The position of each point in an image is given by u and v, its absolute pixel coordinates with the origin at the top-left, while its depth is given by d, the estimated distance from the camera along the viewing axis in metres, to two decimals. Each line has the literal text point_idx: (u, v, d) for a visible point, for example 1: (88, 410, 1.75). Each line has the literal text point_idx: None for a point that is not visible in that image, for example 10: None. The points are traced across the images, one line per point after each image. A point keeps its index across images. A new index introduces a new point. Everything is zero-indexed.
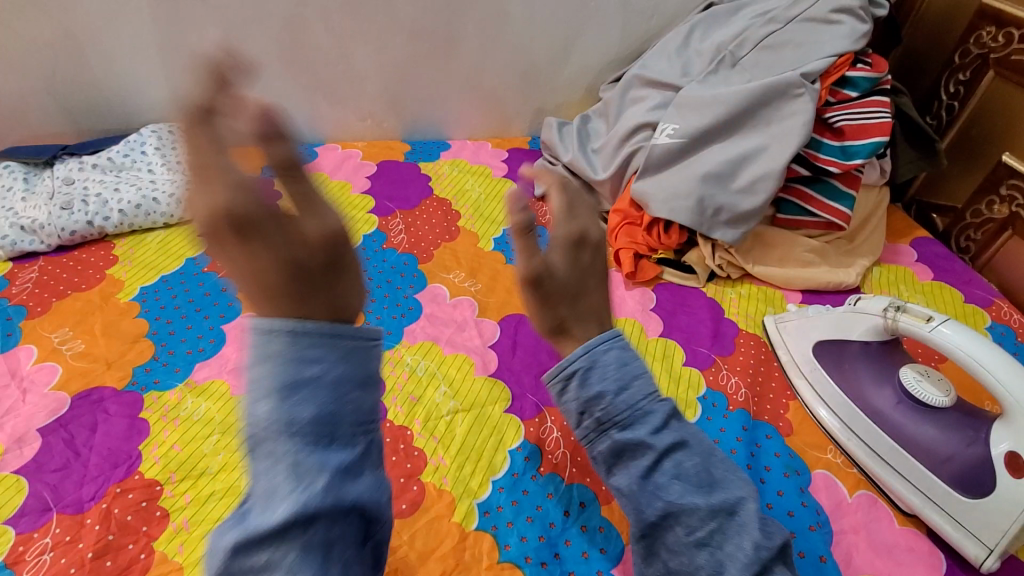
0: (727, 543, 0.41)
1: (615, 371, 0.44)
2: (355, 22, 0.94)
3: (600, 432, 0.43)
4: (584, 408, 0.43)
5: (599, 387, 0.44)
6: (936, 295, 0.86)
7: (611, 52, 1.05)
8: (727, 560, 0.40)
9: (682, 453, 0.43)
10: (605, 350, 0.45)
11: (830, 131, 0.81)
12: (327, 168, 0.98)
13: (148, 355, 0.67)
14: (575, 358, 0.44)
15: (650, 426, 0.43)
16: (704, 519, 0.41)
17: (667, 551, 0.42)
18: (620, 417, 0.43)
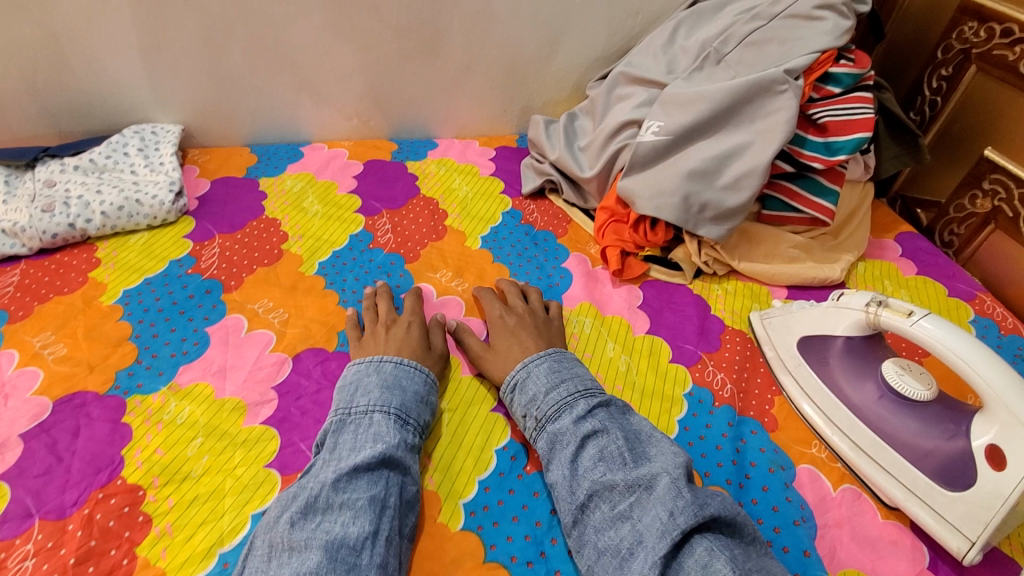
0: (643, 512, 0.50)
1: (546, 378, 0.62)
2: (339, 21, 0.92)
3: (539, 429, 0.59)
4: (525, 411, 0.61)
5: (534, 391, 0.61)
6: (919, 290, 0.87)
7: (597, 49, 1.05)
8: (643, 528, 0.49)
9: (602, 438, 0.56)
10: (539, 366, 0.63)
11: (813, 127, 0.82)
12: (313, 168, 0.98)
13: (131, 359, 0.66)
14: (516, 373, 0.64)
15: (573, 415, 0.58)
16: (622, 492, 0.52)
17: (595, 532, 0.51)
18: (549, 411, 0.59)
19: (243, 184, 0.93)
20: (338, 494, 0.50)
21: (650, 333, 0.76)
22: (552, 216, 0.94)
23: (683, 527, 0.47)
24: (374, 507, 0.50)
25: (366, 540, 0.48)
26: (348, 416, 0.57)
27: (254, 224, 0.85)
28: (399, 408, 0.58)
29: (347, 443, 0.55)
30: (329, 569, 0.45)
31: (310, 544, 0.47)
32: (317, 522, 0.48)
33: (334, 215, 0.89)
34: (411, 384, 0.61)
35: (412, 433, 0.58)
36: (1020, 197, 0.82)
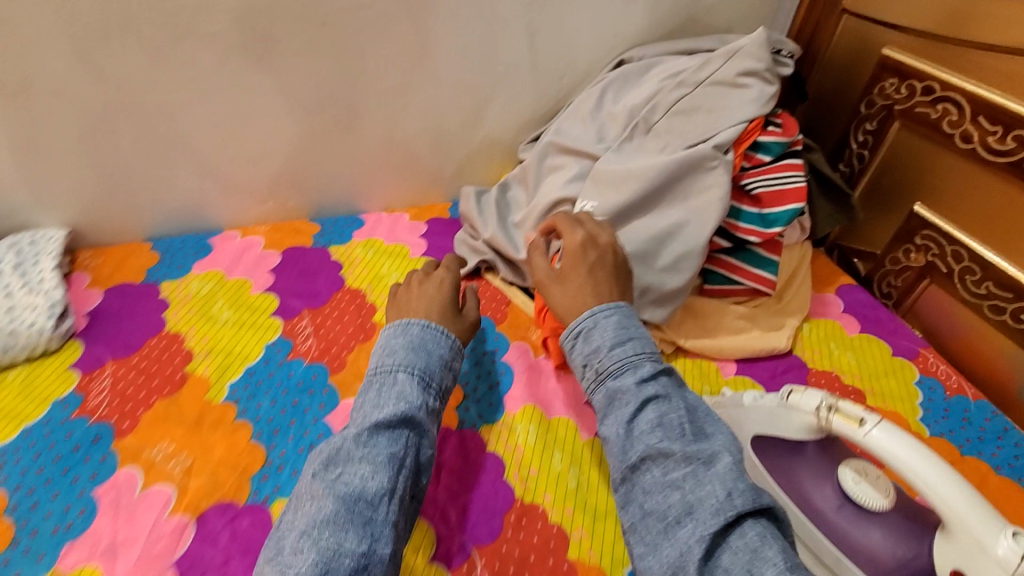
0: (697, 485, 0.51)
1: (613, 333, 0.63)
2: (240, 104, 0.84)
3: (599, 382, 0.61)
4: (586, 361, 0.63)
5: (599, 343, 0.62)
6: (865, 350, 0.86)
7: (525, 113, 1.00)
8: (694, 498, 0.50)
9: (663, 404, 0.57)
10: (607, 319, 0.64)
11: (748, 197, 0.79)
12: (224, 264, 0.89)
13: (3, 543, 0.57)
14: (582, 321, 0.65)
15: (637, 376, 0.59)
16: (678, 461, 0.53)
17: (644, 493, 0.53)
18: (612, 367, 0.60)
19: (141, 292, 0.83)
20: (358, 448, 0.54)
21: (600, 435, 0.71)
22: (490, 299, 0.88)
23: (739, 507, 0.48)
24: (393, 464, 0.54)
25: (383, 496, 0.52)
26: (375, 376, 0.62)
27: (154, 343, 0.77)
28: (422, 371, 0.62)
29: (373, 399, 0.59)
30: (345, 521, 0.50)
31: (327, 492, 0.51)
32: (338, 474, 0.53)
33: (247, 321, 0.80)
34: (435, 349, 0.65)
35: (433, 395, 0.62)
36: (952, 253, 0.82)
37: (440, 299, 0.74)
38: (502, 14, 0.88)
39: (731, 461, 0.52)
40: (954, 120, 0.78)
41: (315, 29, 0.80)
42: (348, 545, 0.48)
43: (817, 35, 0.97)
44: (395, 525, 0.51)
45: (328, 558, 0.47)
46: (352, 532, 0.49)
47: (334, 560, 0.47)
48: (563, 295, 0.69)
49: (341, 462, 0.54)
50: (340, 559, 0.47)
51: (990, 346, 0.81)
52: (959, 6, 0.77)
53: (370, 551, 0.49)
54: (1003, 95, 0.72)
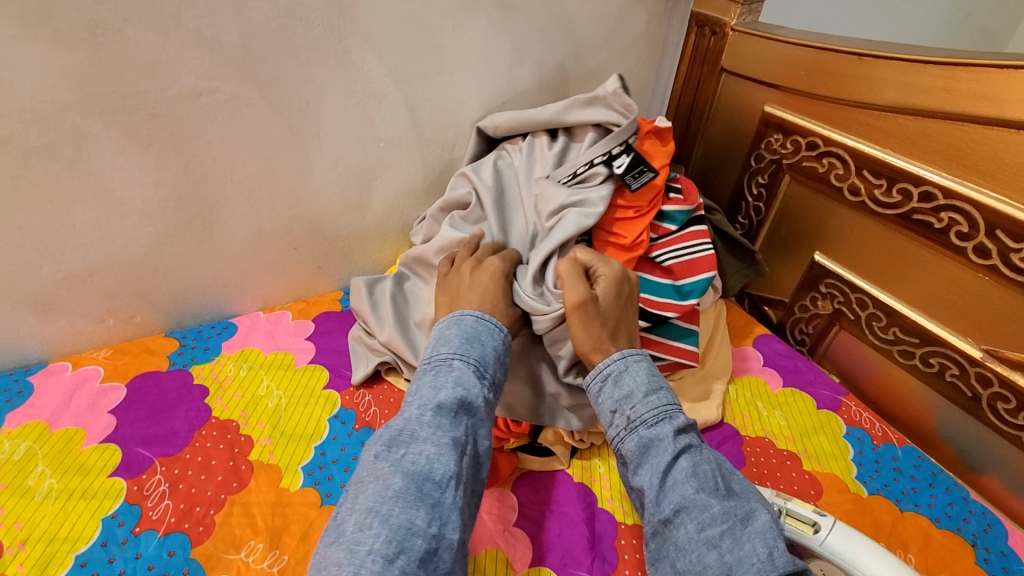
0: (735, 544, 0.47)
1: (644, 380, 0.59)
2: (52, 215, 0.69)
3: (629, 429, 0.57)
4: (616, 407, 0.59)
5: (631, 388, 0.59)
6: (791, 407, 0.84)
7: (416, 187, 0.92)
8: (733, 560, 0.46)
9: (698, 456, 0.54)
10: (638, 365, 0.61)
11: (660, 269, 0.75)
12: (47, 410, 0.71)
13: None
14: (611, 363, 0.61)
15: (673, 425, 0.55)
16: (715, 516, 0.49)
17: (678, 550, 0.50)
18: (645, 416, 0.56)
19: None
20: (423, 428, 0.51)
21: (535, 564, 0.61)
22: (394, 406, 0.76)
23: (781, 567, 0.45)
24: (457, 449, 0.51)
25: (450, 479, 0.49)
26: (428, 364, 0.58)
27: None
28: (478, 360, 0.58)
29: (428, 384, 0.55)
30: (415, 498, 0.47)
31: (395, 470, 0.48)
32: (401, 454, 0.50)
33: (76, 488, 0.63)
34: (491, 340, 0.60)
35: (490, 386, 0.57)
36: (856, 301, 0.83)
37: (490, 289, 0.66)
38: (375, 89, 0.79)
39: (769, 518, 0.49)
40: (840, 174, 0.80)
41: (143, 123, 0.67)
42: (418, 524, 0.45)
43: (699, 92, 0.99)
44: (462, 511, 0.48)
45: (400, 537, 0.44)
46: (422, 512, 0.46)
47: (406, 539, 0.44)
48: (589, 336, 0.63)
49: (415, 441, 0.50)
50: (412, 539, 0.44)
51: (901, 387, 0.81)
52: (824, 66, 0.78)
53: (439, 534, 0.46)
54: (882, 150, 0.74)
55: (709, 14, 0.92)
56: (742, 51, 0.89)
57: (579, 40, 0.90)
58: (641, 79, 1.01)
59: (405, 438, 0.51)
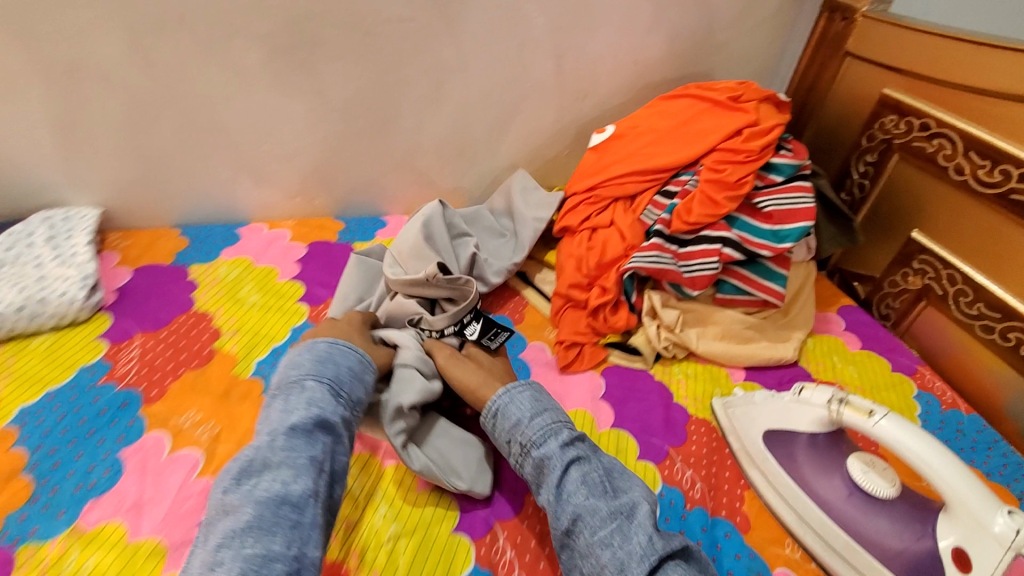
0: (624, 540, 0.51)
1: (529, 406, 0.63)
2: (278, 102, 0.88)
3: (524, 454, 0.60)
4: (510, 436, 0.62)
5: (518, 416, 0.62)
6: (866, 364, 0.90)
7: (547, 129, 1.06)
8: (624, 555, 0.50)
9: (586, 463, 0.58)
10: (523, 394, 0.64)
11: (760, 214, 0.84)
12: (250, 252, 0.92)
13: (25, 498, 0.57)
14: (498, 399, 0.64)
15: (559, 440, 0.59)
16: (604, 518, 0.53)
17: (582, 557, 0.53)
18: (534, 437, 0.60)
19: (169, 273, 0.85)
20: (274, 456, 0.53)
21: (615, 426, 0.74)
22: (510, 300, 0.93)
23: (662, 552, 0.50)
24: (314, 468, 0.54)
25: (308, 498, 0.52)
26: (281, 390, 0.60)
27: (183, 318, 0.78)
28: (333, 379, 0.61)
29: (281, 408, 0.57)
30: (270, 523, 0.49)
31: (246, 501, 0.50)
32: (254, 483, 0.51)
33: (273, 305, 0.82)
34: (344, 360, 0.64)
35: (345, 402, 0.61)
36: (947, 276, 0.87)
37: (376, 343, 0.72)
38: (533, 35, 0.94)
39: (649, 509, 0.54)
40: (948, 154, 0.85)
41: (356, 39, 0.86)
42: (277, 549, 0.47)
43: (819, 76, 1.06)
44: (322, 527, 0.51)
45: (257, 564, 0.46)
46: (279, 536, 0.48)
47: (263, 566, 0.46)
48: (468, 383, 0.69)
49: (260, 475, 0.52)
50: (270, 564, 0.46)
51: (978, 364, 0.85)
52: (945, 52, 0.84)
53: (300, 555, 0.48)
54: (992, 134, 0.79)
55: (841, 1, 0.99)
56: (868, 36, 0.96)
57: (713, 14, 1.00)
58: (763, 59, 1.09)
59: (250, 473, 0.52)
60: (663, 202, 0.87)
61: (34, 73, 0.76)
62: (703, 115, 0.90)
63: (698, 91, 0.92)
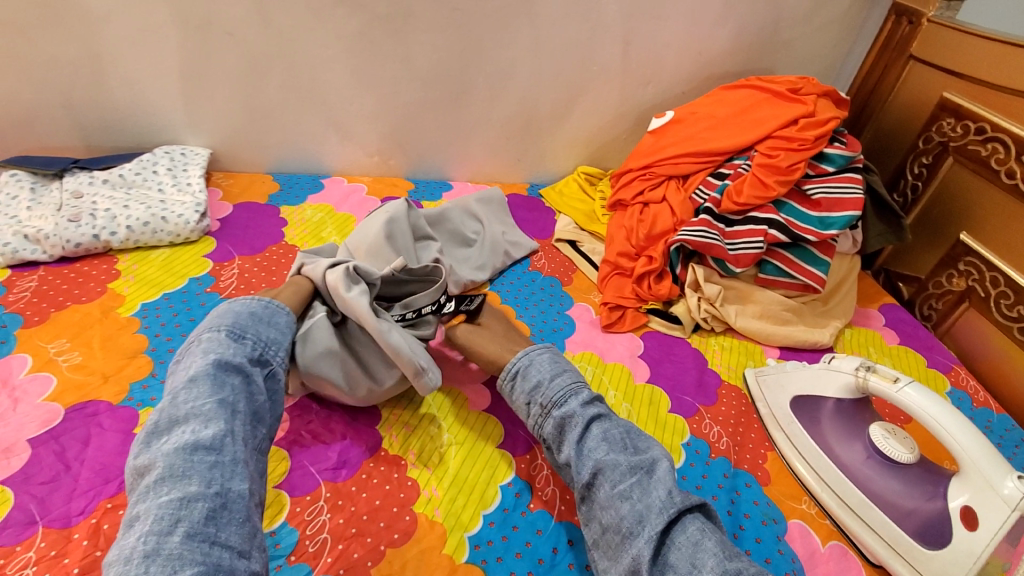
0: (644, 493, 0.54)
1: (548, 368, 0.66)
2: (369, 67, 0.98)
3: (544, 414, 0.62)
4: (529, 397, 0.64)
5: (538, 379, 0.65)
6: (901, 358, 0.92)
7: (609, 112, 1.12)
8: (643, 506, 0.53)
9: (606, 423, 0.60)
10: (542, 357, 0.67)
11: (808, 201, 0.88)
12: (332, 201, 1.02)
13: (146, 372, 0.67)
14: (518, 361, 0.67)
15: (579, 400, 0.62)
16: (624, 472, 0.56)
17: (602, 509, 0.55)
18: (555, 397, 0.62)
19: (264, 210, 0.96)
20: (179, 410, 0.50)
21: (650, 381, 0.80)
22: (559, 264, 0.99)
23: (680, 504, 0.52)
24: (225, 410, 0.51)
25: (224, 438, 0.49)
26: (185, 351, 0.56)
27: (274, 248, 0.89)
28: (232, 327, 0.57)
29: (182, 368, 0.54)
30: (186, 468, 0.46)
31: (155, 458, 0.47)
32: (164, 439, 0.48)
33: None
34: (245, 307, 0.60)
35: (253, 344, 0.57)
36: (990, 279, 0.89)
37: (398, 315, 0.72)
38: (605, 20, 1.00)
39: (668, 465, 0.56)
40: (1001, 158, 0.87)
41: (446, 13, 0.94)
42: (195, 490, 0.45)
43: (882, 79, 1.09)
44: (247, 461, 0.49)
45: (177, 508, 0.44)
46: (195, 478, 0.46)
47: (183, 508, 0.44)
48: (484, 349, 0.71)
49: (164, 433, 0.49)
50: (191, 504, 0.44)
51: (1015, 368, 0.87)
52: (1006, 59, 0.86)
53: (223, 490, 0.46)
54: None
55: (909, 5, 1.02)
56: (934, 40, 0.98)
57: (781, 11, 1.04)
58: (827, 60, 1.12)
59: (154, 432, 0.49)
60: (715, 181, 0.92)
61: (173, 24, 0.88)
62: (762, 105, 0.94)
63: (759, 83, 0.96)
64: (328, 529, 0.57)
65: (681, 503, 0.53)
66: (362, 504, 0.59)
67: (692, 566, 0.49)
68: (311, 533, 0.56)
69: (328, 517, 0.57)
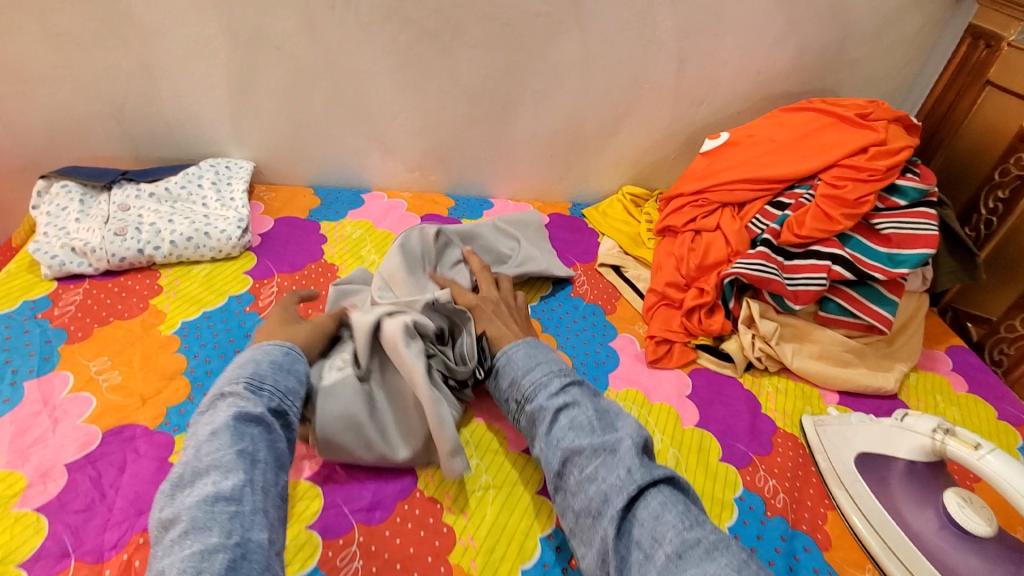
0: (607, 473, 0.53)
1: (524, 361, 0.66)
2: (415, 83, 0.96)
3: (520, 409, 0.63)
4: (508, 393, 0.65)
5: (514, 373, 0.65)
6: (970, 408, 0.85)
7: (658, 131, 1.08)
8: (606, 487, 0.52)
9: (574, 409, 0.60)
10: (518, 349, 0.67)
11: (877, 237, 0.82)
12: (372, 217, 1.00)
13: (183, 395, 0.66)
14: (497, 359, 0.67)
15: (548, 391, 0.62)
16: (589, 455, 0.55)
17: (572, 495, 0.55)
18: (527, 391, 0.63)
19: (304, 225, 0.95)
20: (200, 462, 0.49)
21: (699, 425, 0.75)
22: (602, 290, 0.95)
23: (639, 482, 0.52)
24: (245, 461, 0.49)
25: (245, 488, 0.48)
26: (204, 401, 0.55)
27: (314, 266, 0.87)
28: (253, 376, 0.56)
29: (202, 419, 0.53)
30: (207, 519, 0.45)
31: (178, 511, 0.46)
32: (186, 491, 0.47)
33: None
34: (266, 355, 0.59)
35: (273, 394, 0.56)
36: None
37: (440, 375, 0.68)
38: (660, 38, 0.96)
39: (632, 443, 0.56)
40: None
41: (494, 29, 0.92)
42: (215, 542, 0.43)
43: (955, 104, 1.01)
44: (267, 512, 0.48)
45: (197, 562, 0.42)
46: (216, 529, 0.44)
47: (204, 561, 0.42)
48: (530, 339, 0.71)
49: (187, 487, 0.47)
50: (212, 557, 0.43)
51: None
52: None
53: (244, 541, 0.45)
54: None
55: (987, 28, 0.94)
56: (1015, 67, 0.91)
57: (849, 30, 0.98)
58: (896, 80, 1.05)
59: (175, 486, 0.48)
60: (774, 211, 0.87)
61: (223, 38, 0.88)
62: (826, 130, 0.89)
63: (824, 106, 0.91)
64: None
65: (642, 479, 0.52)
66: (396, 551, 0.56)
67: (654, 542, 0.49)
68: None
69: (361, 563, 0.55)
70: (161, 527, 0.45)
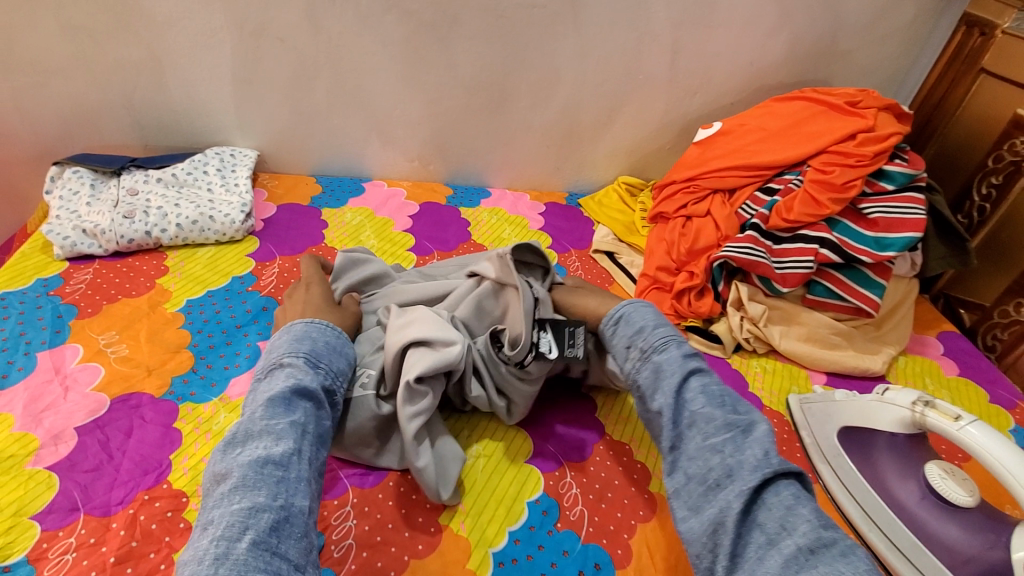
0: (737, 450, 0.50)
1: (652, 319, 0.63)
2: (414, 74, 0.99)
3: (642, 359, 0.59)
4: (630, 341, 0.62)
5: (641, 326, 0.62)
6: (960, 392, 0.86)
7: (653, 122, 1.10)
8: (734, 462, 0.49)
9: (706, 377, 0.57)
10: (647, 308, 0.65)
11: (864, 221, 0.83)
12: (372, 204, 1.03)
13: (187, 366, 0.69)
14: (622, 307, 0.65)
15: (681, 351, 0.58)
16: (718, 427, 0.52)
17: (688, 458, 0.52)
18: (656, 343, 0.59)
19: (305, 212, 0.98)
20: (256, 425, 0.51)
21: None
22: (596, 274, 0.97)
23: (776, 466, 0.48)
24: (295, 431, 0.52)
25: (293, 456, 0.50)
26: (262, 370, 0.58)
27: (315, 249, 0.90)
28: (309, 352, 0.59)
29: (262, 386, 0.56)
30: (256, 480, 0.47)
31: (232, 467, 0.49)
32: (240, 450, 0.50)
33: (387, 251, 0.93)
34: (321, 335, 0.61)
35: (327, 372, 0.59)
36: None
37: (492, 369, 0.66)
38: (653, 29, 0.98)
39: (767, 428, 0.52)
40: None
41: (491, 21, 0.94)
42: (262, 502, 0.46)
43: (949, 93, 1.03)
44: (310, 481, 0.50)
45: (244, 518, 0.45)
46: (264, 490, 0.47)
47: (251, 517, 0.45)
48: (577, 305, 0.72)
49: (242, 445, 0.50)
50: (258, 515, 0.45)
51: None
52: None
53: (287, 505, 0.47)
54: None
55: (981, 16, 0.97)
56: (1009, 53, 0.92)
57: (840, 21, 1.00)
58: (889, 71, 1.07)
59: (232, 443, 0.51)
60: (763, 197, 0.88)
61: (228, 30, 0.91)
62: (817, 118, 0.90)
63: (815, 95, 0.92)
64: (353, 535, 0.56)
65: (777, 464, 0.49)
66: (388, 512, 0.59)
67: (782, 529, 0.45)
68: (337, 538, 0.56)
69: (354, 523, 0.57)
70: (215, 478, 0.48)
